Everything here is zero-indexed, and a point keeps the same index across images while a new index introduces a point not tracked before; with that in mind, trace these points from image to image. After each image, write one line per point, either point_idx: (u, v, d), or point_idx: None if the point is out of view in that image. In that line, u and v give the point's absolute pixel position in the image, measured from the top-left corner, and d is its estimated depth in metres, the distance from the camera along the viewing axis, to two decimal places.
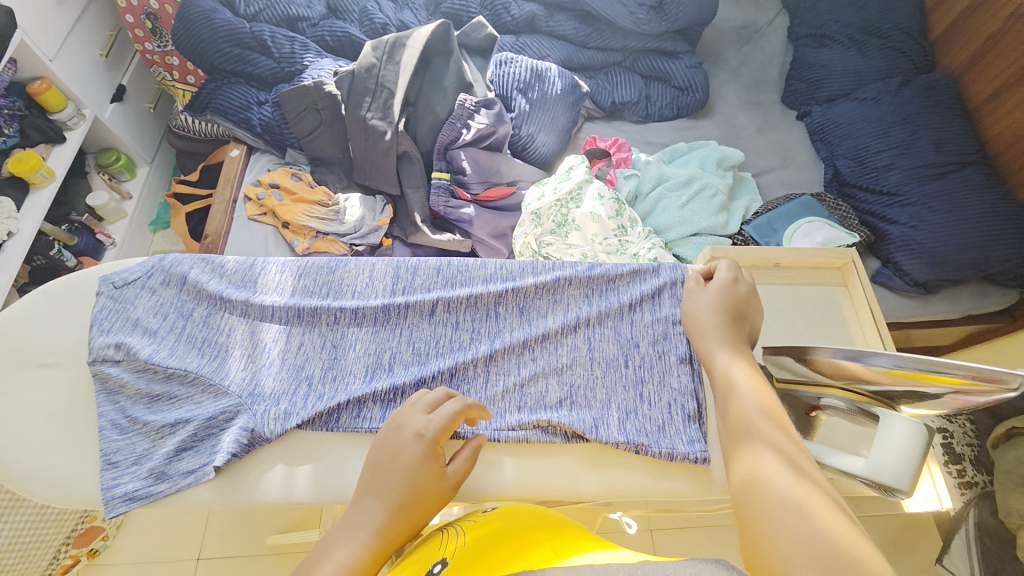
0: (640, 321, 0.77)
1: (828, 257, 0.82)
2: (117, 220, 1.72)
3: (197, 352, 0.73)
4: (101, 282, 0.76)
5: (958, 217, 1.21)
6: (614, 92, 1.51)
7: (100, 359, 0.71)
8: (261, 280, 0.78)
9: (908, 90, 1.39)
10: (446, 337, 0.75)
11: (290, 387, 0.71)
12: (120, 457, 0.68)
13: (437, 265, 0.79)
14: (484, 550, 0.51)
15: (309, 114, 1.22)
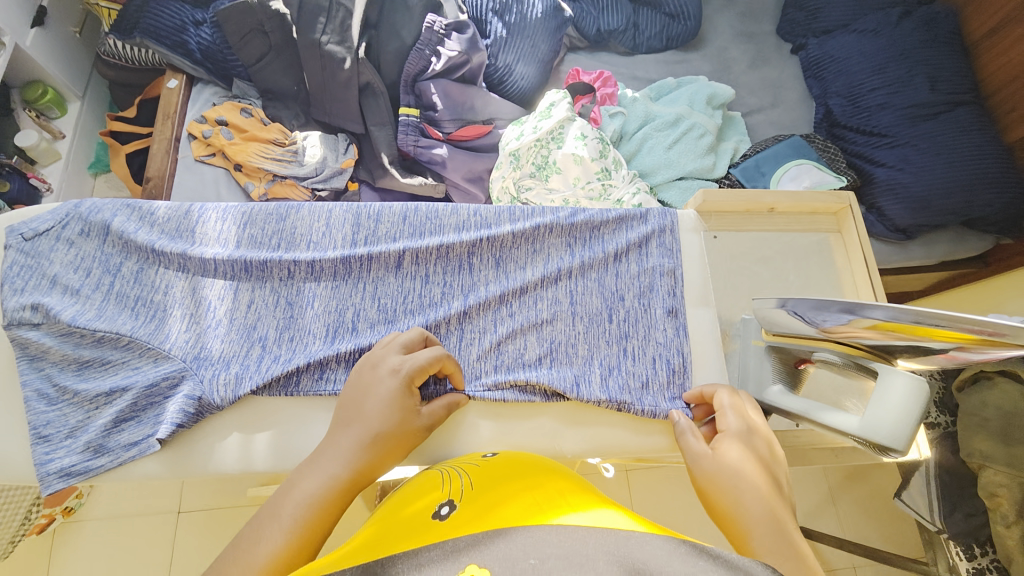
0: (622, 273, 0.73)
1: (823, 201, 0.78)
2: (50, 162, 1.54)
3: (131, 312, 0.66)
4: (7, 235, 0.66)
5: (945, 158, 1.18)
6: (600, 18, 1.37)
7: (15, 324, 0.63)
8: (200, 230, 0.70)
9: (909, 21, 1.30)
10: (413, 292, 0.69)
11: (241, 349, 0.65)
12: (52, 430, 0.62)
13: (401, 212, 0.72)
14: (493, 491, 0.50)
15: (255, 37, 1.07)
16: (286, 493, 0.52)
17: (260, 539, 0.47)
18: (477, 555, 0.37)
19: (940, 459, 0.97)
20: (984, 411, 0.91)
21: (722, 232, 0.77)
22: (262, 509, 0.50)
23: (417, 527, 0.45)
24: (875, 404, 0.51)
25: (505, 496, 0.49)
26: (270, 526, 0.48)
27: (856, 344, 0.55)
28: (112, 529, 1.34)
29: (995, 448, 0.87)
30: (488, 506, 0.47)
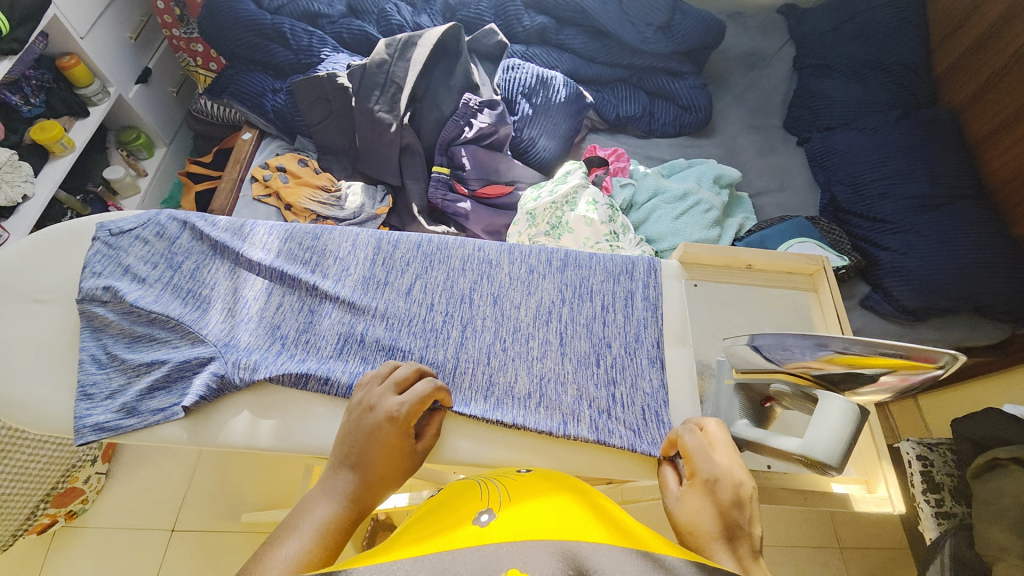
0: (612, 323, 0.76)
1: (800, 263, 0.81)
2: (131, 195, 1.77)
3: (180, 301, 0.75)
4: (97, 229, 0.79)
5: (949, 247, 1.22)
6: (619, 106, 1.55)
7: (88, 299, 0.74)
8: (249, 239, 0.80)
9: (907, 122, 1.41)
10: (420, 315, 0.75)
11: (264, 344, 0.73)
12: (96, 390, 0.70)
13: (417, 241, 0.81)
14: (535, 508, 0.52)
15: (320, 104, 1.28)
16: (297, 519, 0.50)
17: (284, 544, 0.46)
18: (519, 561, 0.41)
19: (955, 549, 0.97)
20: (1000, 500, 0.91)
21: (702, 281, 0.80)
22: (277, 529, 0.49)
23: (460, 531, 0.47)
24: (817, 424, 0.55)
25: (544, 510, 0.51)
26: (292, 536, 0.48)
27: (805, 374, 0.60)
28: (109, 541, 1.37)
29: (1011, 540, 0.87)
30: (531, 517, 0.49)
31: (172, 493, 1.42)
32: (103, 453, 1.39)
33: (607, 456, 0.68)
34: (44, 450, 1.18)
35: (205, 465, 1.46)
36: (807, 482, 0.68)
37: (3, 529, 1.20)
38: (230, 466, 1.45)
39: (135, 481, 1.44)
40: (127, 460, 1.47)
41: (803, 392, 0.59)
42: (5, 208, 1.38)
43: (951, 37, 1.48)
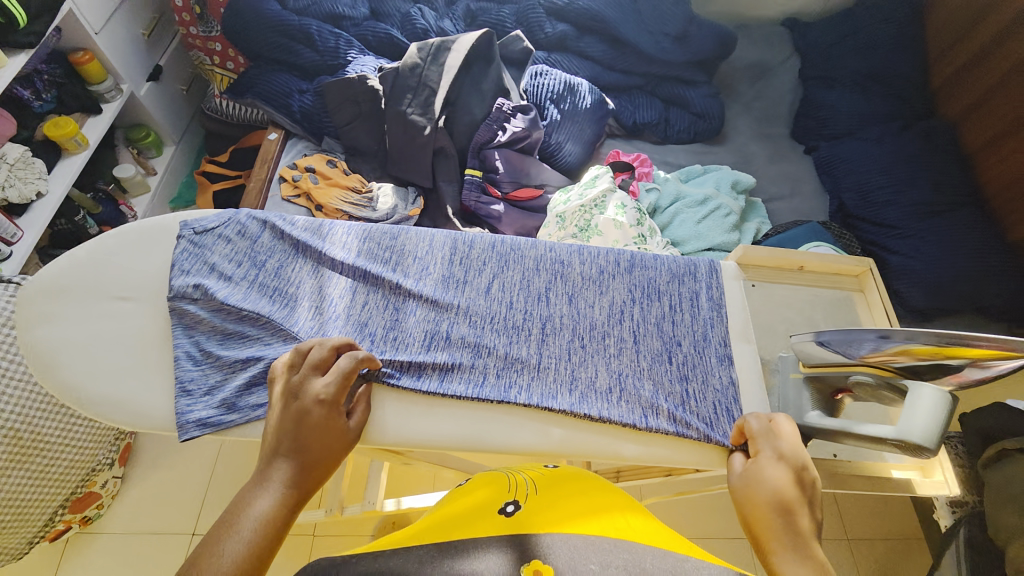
0: (681, 322, 0.77)
1: (846, 264, 0.83)
2: (140, 194, 1.74)
3: (268, 299, 0.75)
4: (182, 226, 0.79)
5: (952, 251, 1.29)
6: (636, 113, 1.59)
7: (179, 296, 0.74)
8: (330, 239, 0.81)
9: (909, 133, 1.49)
10: (500, 314, 0.76)
11: (354, 341, 0.73)
12: (194, 386, 0.70)
13: (492, 241, 0.82)
14: (558, 502, 0.57)
15: (348, 105, 1.29)
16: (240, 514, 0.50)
17: (229, 542, 0.47)
18: (541, 553, 0.46)
19: (970, 537, 1.03)
20: (1011, 488, 0.96)
21: (760, 281, 0.83)
22: (216, 527, 0.49)
23: (486, 518, 0.53)
24: (909, 413, 0.57)
25: (563, 504, 0.56)
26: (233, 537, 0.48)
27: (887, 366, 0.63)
28: (125, 547, 1.33)
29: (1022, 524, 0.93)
30: (552, 510, 0.54)
31: (190, 498, 1.40)
32: (120, 456, 1.36)
33: (705, 449, 0.69)
34: (65, 455, 1.17)
35: (224, 468, 1.43)
36: (876, 470, 0.71)
37: (21, 535, 1.17)
38: (249, 469, 1.42)
39: (152, 485, 1.41)
40: (144, 463, 1.44)
41: (888, 382, 0.61)
42: (18, 205, 1.37)
43: (950, 50, 1.53)
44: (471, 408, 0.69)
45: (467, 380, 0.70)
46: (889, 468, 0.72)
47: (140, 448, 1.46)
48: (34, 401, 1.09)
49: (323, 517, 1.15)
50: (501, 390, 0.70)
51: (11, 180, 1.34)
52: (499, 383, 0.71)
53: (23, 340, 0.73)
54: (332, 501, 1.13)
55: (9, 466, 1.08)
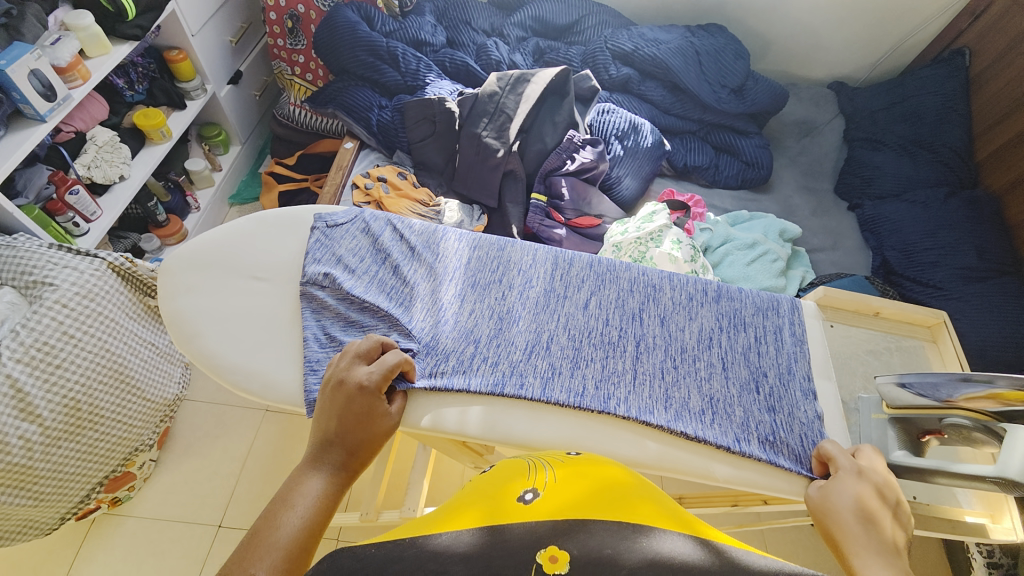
0: (766, 354, 0.79)
1: (919, 314, 0.86)
2: (205, 186, 1.83)
3: (386, 295, 0.79)
4: (316, 219, 0.85)
5: (997, 317, 1.32)
6: (687, 156, 1.65)
7: (309, 282, 0.79)
8: (442, 245, 0.86)
9: (955, 200, 1.53)
10: (597, 329, 0.79)
11: (464, 343, 0.76)
12: (321, 367, 0.73)
13: (590, 262, 0.86)
14: (582, 491, 0.48)
15: (425, 123, 1.37)
16: (295, 492, 0.52)
17: (287, 517, 0.49)
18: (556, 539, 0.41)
19: None
20: None
21: (838, 322, 0.86)
22: (274, 502, 0.51)
23: (505, 509, 0.46)
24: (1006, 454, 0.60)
25: (595, 494, 0.47)
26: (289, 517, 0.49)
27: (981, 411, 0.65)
28: (151, 532, 1.33)
29: None
30: (580, 498, 0.46)
31: (218, 488, 1.39)
32: (159, 439, 1.38)
33: (801, 481, 0.70)
34: (115, 429, 1.18)
35: (255, 462, 1.43)
36: (950, 512, 0.72)
37: (57, 509, 1.17)
38: (279, 466, 1.41)
39: (183, 472, 1.41)
40: (178, 449, 1.45)
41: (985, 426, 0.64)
42: (102, 185, 1.45)
43: (997, 126, 1.58)
44: (572, 416, 0.71)
45: (568, 389, 0.73)
46: (963, 513, 0.73)
47: (176, 433, 1.47)
48: (97, 373, 1.11)
49: (356, 521, 1.14)
50: (600, 401, 0.72)
51: (97, 161, 1.43)
52: (598, 394, 0.73)
53: (162, 309, 0.78)
54: (367, 504, 1.12)
55: (61, 438, 1.07)
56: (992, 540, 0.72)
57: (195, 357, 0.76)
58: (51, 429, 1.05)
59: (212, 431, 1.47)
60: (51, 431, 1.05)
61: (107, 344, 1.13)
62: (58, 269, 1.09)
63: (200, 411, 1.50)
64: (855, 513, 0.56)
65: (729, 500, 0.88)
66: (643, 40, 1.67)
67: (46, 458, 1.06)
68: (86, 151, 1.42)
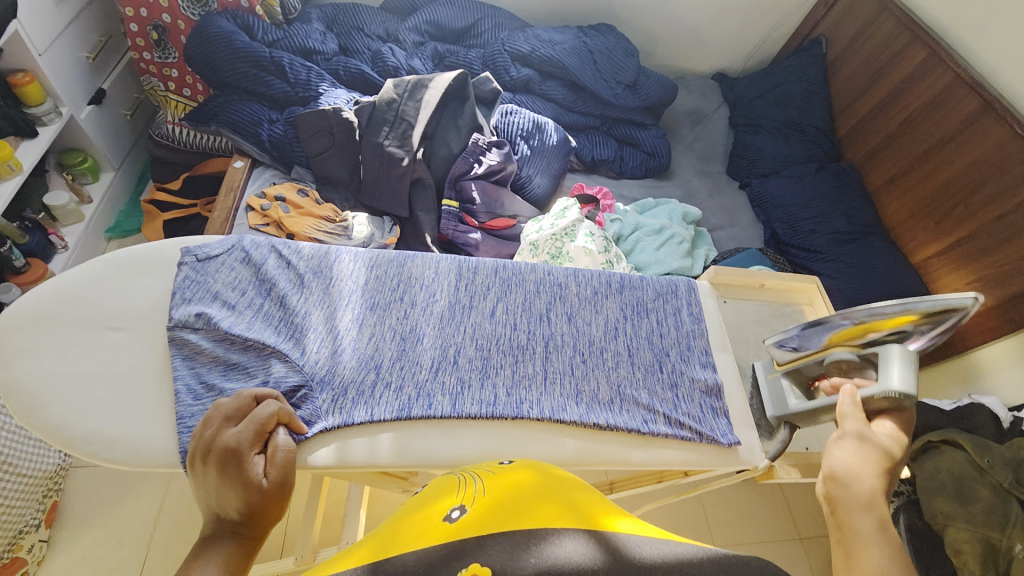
0: (668, 335, 0.84)
1: (797, 282, 0.96)
2: (72, 223, 1.61)
3: (273, 329, 0.74)
4: (183, 253, 0.77)
5: (867, 273, 1.51)
6: (593, 150, 1.72)
7: (179, 325, 0.71)
8: (336, 267, 0.81)
9: (824, 173, 1.73)
10: (505, 336, 0.79)
11: (366, 370, 0.73)
12: (196, 422, 0.66)
13: (494, 267, 0.85)
14: (505, 499, 0.46)
15: (323, 136, 1.30)
16: None
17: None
18: (480, 557, 0.37)
19: (909, 523, 1.20)
20: (939, 476, 1.14)
21: (730, 298, 0.93)
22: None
23: (427, 529, 0.43)
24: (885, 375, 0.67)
25: (517, 499, 0.45)
26: None
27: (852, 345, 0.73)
28: None
29: (953, 509, 1.10)
30: (503, 506, 0.44)
31: (126, 562, 1.22)
32: (47, 517, 1.18)
33: (707, 451, 0.75)
34: None
35: (168, 522, 1.27)
36: None
37: None
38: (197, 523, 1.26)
39: (80, 549, 1.23)
40: (72, 523, 1.25)
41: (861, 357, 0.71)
42: None
43: (855, 102, 1.79)
44: (487, 427, 0.71)
45: (480, 400, 0.72)
46: None
47: (66, 507, 1.27)
48: None
49: (291, 567, 1.06)
50: (513, 407, 0.72)
51: None
52: (511, 401, 0.73)
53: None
54: (301, 546, 1.05)
55: None
56: None
57: (41, 432, 0.65)
58: None
59: (112, 498, 1.29)
60: None
61: None
62: None
63: (95, 478, 1.31)
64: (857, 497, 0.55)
65: (655, 478, 0.93)
66: (539, 41, 1.70)
67: None
68: None
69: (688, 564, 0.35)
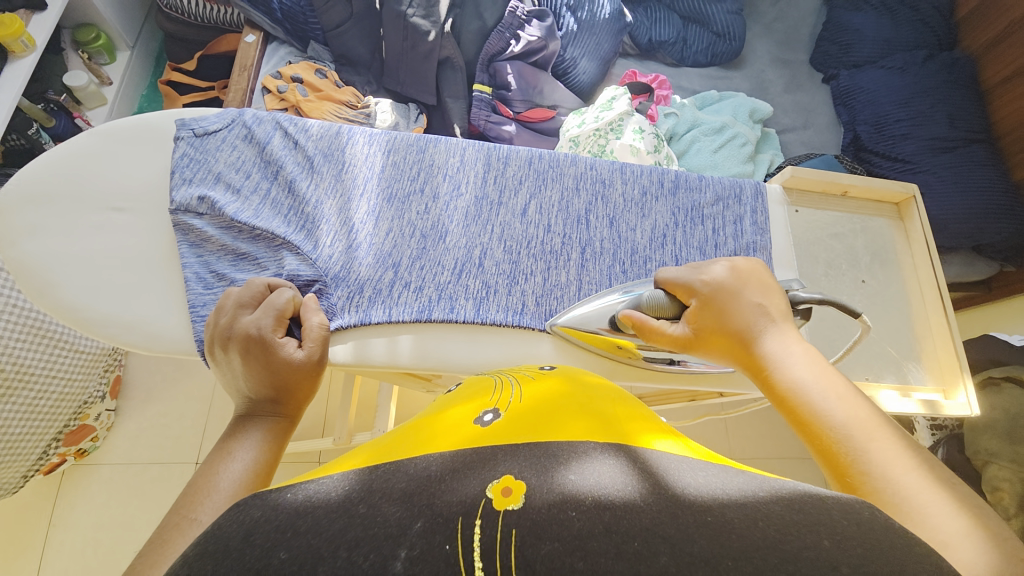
0: (722, 245, 0.74)
1: (890, 191, 0.81)
2: (96, 106, 1.56)
3: (283, 219, 0.69)
4: (180, 127, 0.71)
5: (963, 188, 1.29)
6: (652, 29, 1.46)
7: (181, 209, 0.67)
8: (349, 151, 0.73)
9: (933, 63, 1.42)
10: (536, 237, 0.72)
11: (387, 269, 0.68)
12: (209, 311, 0.64)
13: (528, 157, 0.75)
14: (537, 412, 0.42)
15: (338, 4, 1.13)
16: (215, 468, 0.43)
17: (227, 463, 0.44)
18: (514, 467, 0.34)
19: (947, 456, 1.15)
20: (992, 413, 1.08)
21: (803, 207, 0.79)
22: (209, 457, 0.45)
23: (455, 432, 0.41)
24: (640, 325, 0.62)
25: (553, 412, 0.42)
26: (213, 494, 0.41)
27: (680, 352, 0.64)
28: (124, 477, 1.31)
29: (1000, 447, 1.05)
30: (536, 417, 0.41)
31: (186, 430, 1.36)
32: (110, 389, 1.31)
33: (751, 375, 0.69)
34: (52, 386, 1.11)
35: (220, 399, 1.39)
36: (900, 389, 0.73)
37: (16, 470, 1.12)
38: None
39: (145, 416, 1.37)
40: (136, 396, 1.39)
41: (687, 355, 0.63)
42: None
43: None
44: (512, 335, 0.67)
45: (505, 308, 0.68)
46: (912, 390, 0.73)
47: (129, 381, 1.40)
48: (12, 331, 1.01)
49: (330, 445, 1.15)
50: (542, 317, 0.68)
51: None
52: (539, 311, 0.69)
53: (6, 258, 0.66)
54: (339, 429, 1.13)
55: None
56: (944, 415, 0.72)
57: (57, 311, 0.66)
58: None
59: (170, 375, 1.41)
60: None
61: (12, 301, 1.00)
62: None
63: (154, 357, 1.43)
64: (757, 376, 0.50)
65: (687, 395, 0.91)
66: None
67: None
68: None
69: (751, 498, 0.31)
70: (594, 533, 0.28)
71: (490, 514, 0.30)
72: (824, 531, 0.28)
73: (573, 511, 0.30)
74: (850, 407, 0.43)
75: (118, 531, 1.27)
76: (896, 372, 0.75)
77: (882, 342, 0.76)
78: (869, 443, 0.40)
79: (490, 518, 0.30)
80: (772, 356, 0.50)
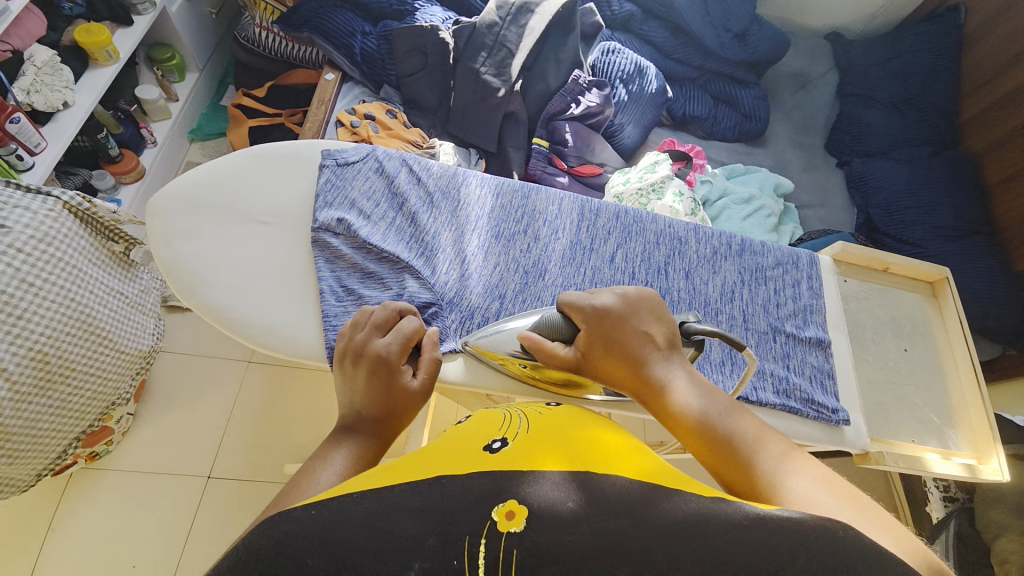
0: (785, 306, 0.80)
1: (924, 270, 0.90)
2: (160, 119, 1.65)
3: (405, 244, 0.75)
4: (325, 156, 0.79)
5: (966, 273, 1.40)
6: (686, 105, 1.61)
7: (322, 228, 0.74)
8: (464, 191, 0.81)
9: (937, 159, 1.56)
10: (624, 283, 0.77)
11: (491, 300, 0.74)
12: (338, 322, 0.69)
13: (616, 212, 0.83)
14: (576, 450, 0.47)
15: (415, 55, 1.27)
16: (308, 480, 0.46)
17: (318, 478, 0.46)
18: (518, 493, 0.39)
19: (959, 529, 1.16)
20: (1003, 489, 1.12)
21: (851, 277, 0.87)
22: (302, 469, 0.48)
23: (474, 457, 0.46)
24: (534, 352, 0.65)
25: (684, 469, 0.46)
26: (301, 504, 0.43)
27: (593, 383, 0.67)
28: (132, 486, 1.28)
29: (1010, 521, 1.09)
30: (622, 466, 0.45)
31: (203, 441, 1.35)
32: (135, 393, 1.30)
33: (813, 425, 0.73)
34: (88, 384, 1.09)
35: (241, 415, 1.38)
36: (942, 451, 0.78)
37: (33, 467, 1.09)
38: (267, 418, 1.38)
39: (164, 424, 1.35)
40: (157, 402, 1.38)
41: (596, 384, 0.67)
42: (43, 113, 1.25)
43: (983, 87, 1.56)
44: None
45: None
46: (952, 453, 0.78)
47: (154, 386, 1.39)
48: (66, 325, 1.00)
49: None
50: None
51: (37, 84, 1.22)
52: None
53: (158, 256, 0.72)
54: None
55: (31, 394, 0.98)
56: (981, 479, 0.77)
57: (201, 309, 0.71)
58: (18, 384, 0.95)
59: (194, 385, 1.41)
60: (20, 386, 0.96)
61: (73, 295, 1.01)
62: (7, 209, 0.94)
63: (181, 364, 1.43)
64: (645, 394, 0.59)
65: None
66: None
67: (18, 415, 0.97)
68: (24, 73, 1.21)
69: (737, 525, 0.35)
70: (586, 558, 0.34)
71: (494, 536, 0.35)
72: (804, 552, 0.34)
73: (571, 535, 0.35)
74: (730, 416, 0.53)
75: (119, 543, 1.22)
76: (937, 436, 0.80)
77: (925, 407, 0.81)
78: (743, 453, 0.49)
79: (492, 538, 0.35)
80: (659, 378, 0.58)
